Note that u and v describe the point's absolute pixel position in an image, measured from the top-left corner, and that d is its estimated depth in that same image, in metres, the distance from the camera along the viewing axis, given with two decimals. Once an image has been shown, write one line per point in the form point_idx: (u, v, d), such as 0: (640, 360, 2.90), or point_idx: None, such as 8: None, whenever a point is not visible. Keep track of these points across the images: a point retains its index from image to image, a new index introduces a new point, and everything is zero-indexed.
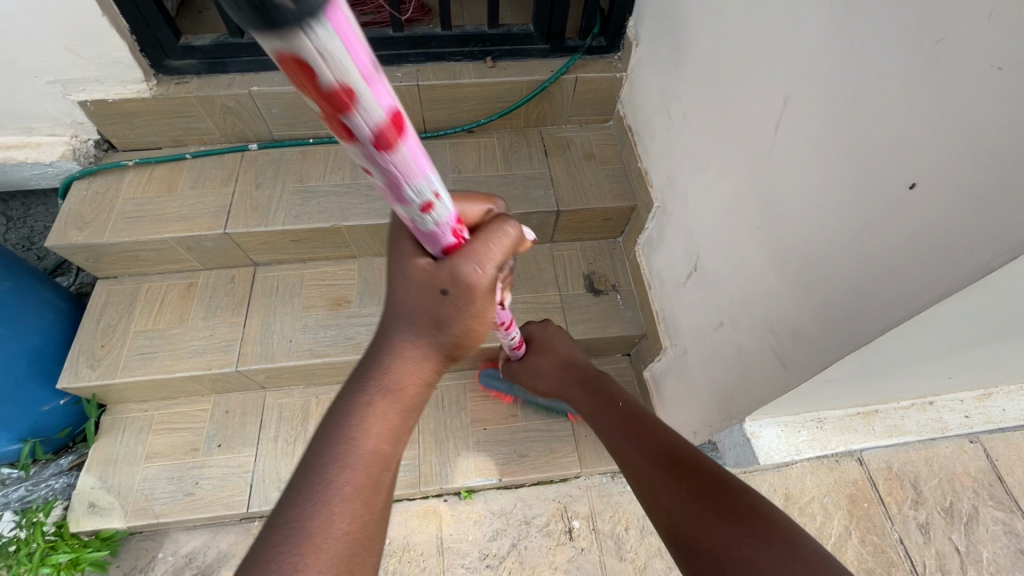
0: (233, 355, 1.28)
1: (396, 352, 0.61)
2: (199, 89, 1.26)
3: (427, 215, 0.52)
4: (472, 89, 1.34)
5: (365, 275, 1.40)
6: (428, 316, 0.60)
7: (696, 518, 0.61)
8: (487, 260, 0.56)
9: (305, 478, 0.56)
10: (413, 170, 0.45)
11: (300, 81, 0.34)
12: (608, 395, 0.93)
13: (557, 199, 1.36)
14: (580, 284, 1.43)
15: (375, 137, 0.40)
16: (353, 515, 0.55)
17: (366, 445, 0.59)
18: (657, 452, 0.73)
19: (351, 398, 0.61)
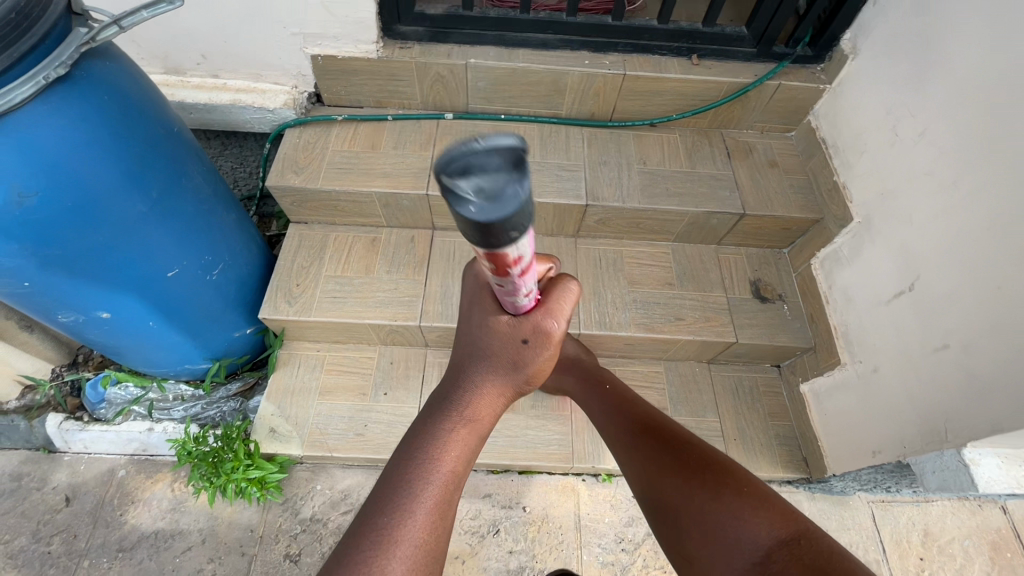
0: (415, 310, 1.35)
1: (473, 388, 0.68)
2: (420, 56, 1.33)
3: (523, 301, 0.58)
4: (673, 84, 1.36)
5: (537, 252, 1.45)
6: (505, 363, 0.66)
7: (667, 486, 0.80)
8: (562, 317, 0.63)
9: (390, 492, 0.61)
10: (529, 282, 0.53)
11: (487, 255, 0.43)
12: (600, 383, 1.14)
13: (742, 202, 1.37)
14: (747, 289, 1.43)
15: (519, 268, 0.47)
16: (431, 525, 0.60)
17: (444, 466, 0.64)
18: (631, 418, 0.98)
19: (431, 424, 0.67)
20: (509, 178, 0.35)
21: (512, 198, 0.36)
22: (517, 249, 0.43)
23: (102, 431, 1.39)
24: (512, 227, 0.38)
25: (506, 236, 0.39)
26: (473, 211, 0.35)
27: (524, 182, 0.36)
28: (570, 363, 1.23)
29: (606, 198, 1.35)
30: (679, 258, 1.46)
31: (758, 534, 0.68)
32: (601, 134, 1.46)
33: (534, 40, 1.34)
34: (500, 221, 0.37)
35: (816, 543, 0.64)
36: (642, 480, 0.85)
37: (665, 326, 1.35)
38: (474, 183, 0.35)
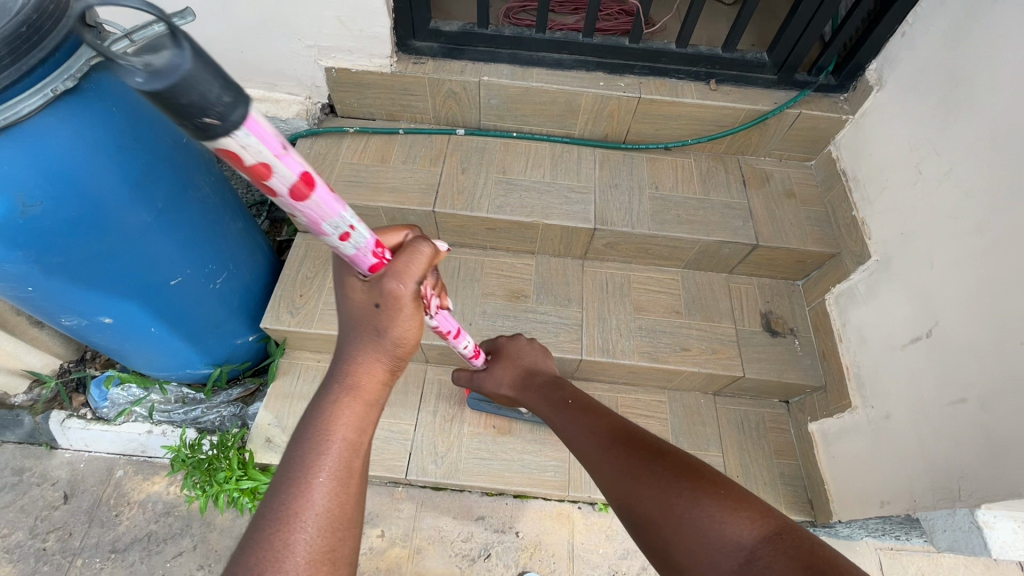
0: None
1: (355, 355, 0.67)
2: (433, 72, 1.32)
3: (349, 246, 0.67)
4: (689, 109, 1.34)
5: (543, 273, 1.43)
6: (370, 328, 0.67)
7: (641, 494, 0.71)
8: (406, 278, 0.64)
9: (286, 468, 0.59)
10: (326, 211, 0.61)
11: (233, 163, 0.51)
12: (558, 392, 1.01)
13: (756, 232, 1.33)
14: (757, 322, 1.38)
15: (290, 187, 0.56)
16: (332, 492, 0.58)
17: (336, 435, 0.62)
18: (597, 426, 0.87)
19: (319, 397, 0.65)
20: (176, 54, 0.42)
21: (179, 69, 0.41)
22: (254, 158, 0.51)
23: (102, 430, 1.40)
24: (203, 106, 0.43)
25: (203, 118, 0.44)
26: (141, 82, 0.41)
27: (187, 57, 0.42)
28: (532, 376, 1.10)
29: (615, 222, 1.32)
30: (688, 286, 1.43)
31: (740, 535, 0.60)
32: (614, 155, 1.43)
33: (549, 59, 1.32)
34: (174, 98, 0.42)
35: (803, 540, 0.58)
36: (613, 491, 0.75)
37: (670, 356, 1.32)
38: (146, 61, 0.41)
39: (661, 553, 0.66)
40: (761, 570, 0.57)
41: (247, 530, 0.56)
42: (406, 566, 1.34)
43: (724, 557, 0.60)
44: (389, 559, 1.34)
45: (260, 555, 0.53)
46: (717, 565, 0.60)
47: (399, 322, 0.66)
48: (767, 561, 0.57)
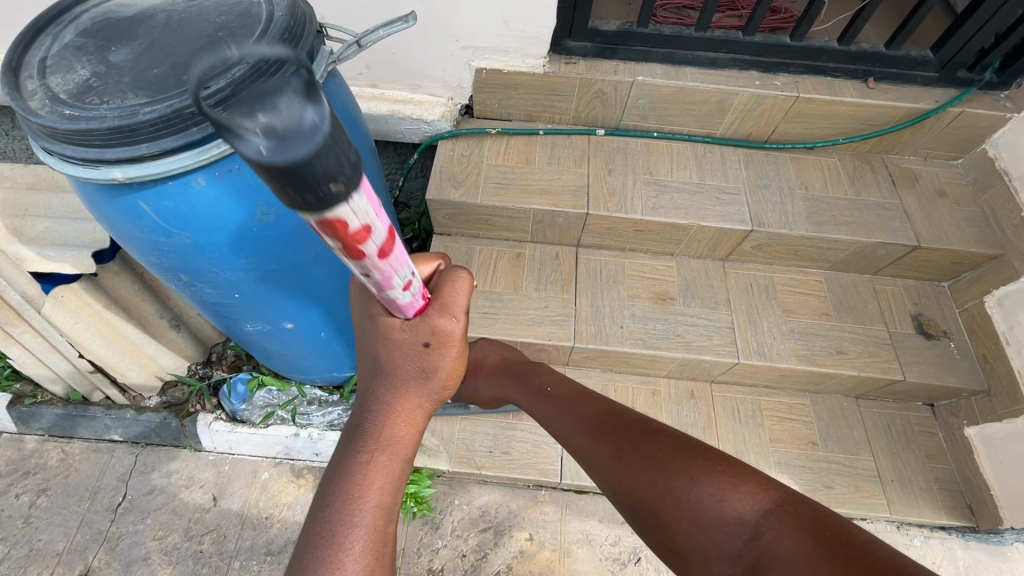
0: (568, 330, 1.32)
1: (388, 410, 0.64)
2: (587, 72, 1.30)
3: (405, 297, 0.57)
4: (846, 108, 1.32)
5: (685, 275, 1.41)
6: (414, 372, 0.64)
7: (631, 480, 0.67)
8: (454, 311, 0.63)
9: (315, 541, 0.55)
10: (400, 265, 0.51)
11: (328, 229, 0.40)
12: (535, 386, 0.99)
13: (916, 234, 1.30)
14: (909, 324, 1.36)
15: (378, 245, 0.45)
16: (365, 567, 0.55)
17: (370, 499, 0.59)
18: (584, 414, 0.83)
19: (346, 456, 0.61)
20: (303, 108, 0.33)
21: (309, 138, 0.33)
22: (360, 220, 0.41)
23: (249, 433, 1.40)
24: (333, 172, 0.35)
25: (325, 189, 0.35)
26: (260, 149, 0.32)
27: (319, 111, 0.34)
28: (508, 373, 1.08)
29: (771, 224, 1.31)
30: (833, 288, 1.40)
31: (741, 508, 0.57)
32: (757, 155, 1.41)
33: (703, 58, 1.31)
34: (308, 162, 0.33)
35: (808, 509, 0.55)
36: (607, 477, 0.72)
37: (827, 359, 1.30)
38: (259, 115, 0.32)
39: (669, 539, 0.62)
40: (768, 546, 0.53)
41: None
42: (558, 570, 1.31)
43: (727, 531, 0.56)
44: (541, 563, 1.32)
45: None
46: (722, 545, 0.56)
47: (450, 356, 0.64)
48: (773, 536, 0.53)
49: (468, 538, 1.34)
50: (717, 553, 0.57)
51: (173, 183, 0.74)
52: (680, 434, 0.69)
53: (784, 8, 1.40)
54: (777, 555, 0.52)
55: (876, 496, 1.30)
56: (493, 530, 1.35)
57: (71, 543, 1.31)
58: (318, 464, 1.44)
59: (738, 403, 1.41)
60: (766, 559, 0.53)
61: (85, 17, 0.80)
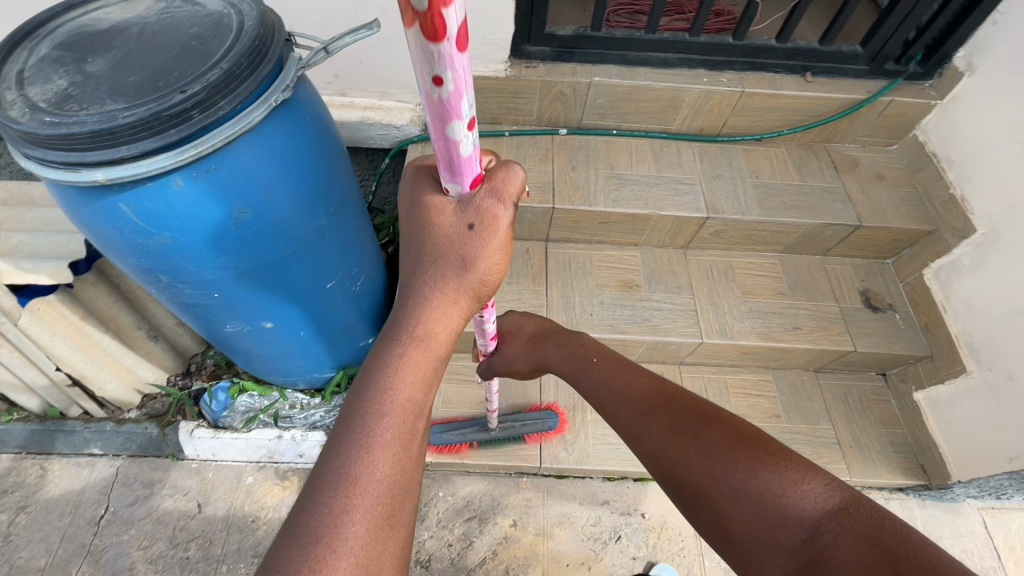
0: (541, 319, 1.38)
1: (427, 302, 0.67)
2: (546, 74, 1.38)
3: (464, 140, 0.55)
4: (788, 100, 1.42)
5: (650, 263, 1.49)
6: (455, 260, 0.66)
7: (684, 464, 0.65)
8: (504, 199, 0.64)
9: (348, 427, 0.57)
10: (467, 84, 0.50)
11: None
12: (574, 351, 0.93)
13: (857, 214, 1.40)
14: (858, 299, 1.46)
15: (456, 30, 0.44)
16: (393, 457, 0.56)
17: (401, 394, 0.61)
18: (629, 386, 0.79)
19: (384, 349, 0.65)
20: None
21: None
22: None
23: (232, 438, 1.43)
24: None
25: None
26: None
27: None
28: (548, 340, 0.99)
29: (725, 210, 1.39)
30: (787, 269, 1.50)
31: (803, 506, 0.57)
32: (710, 148, 1.51)
33: (655, 59, 1.40)
34: None
35: (870, 512, 0.54)
36: (653, 456, 0.70)
37: (784, 335, 1.39)
38: None
39: (716, 526, 0.62)
40: (827, 547, 0.53)
41: (301, 494, 0.54)
42: (542, 552, 1.36)
43: (785, 527, 0.56)
44: (525, 547, 1.36)
45: (313, 528, 0.50)
46: (778, 537, 0.57)
47: (492, 241, 0.65)
48: (832, 536, 0.54)
49: (454, 527, 1.37)
50: (769, 545, 0.57)
51: (152, 185, 0.78)
52: (740, 424, 0.66)
53: (726, 11, 1.50)
54: (837, 555, 0.52)
55: (837, 462, 1.38)
56: (477, 518, 1.39)
57: (53, 558, 1.30)
58: (302, 465, 1.47)
59: (706, 382, 1.48)
60: (825, 558, 0.53)
61: (60, 30, 0.84)
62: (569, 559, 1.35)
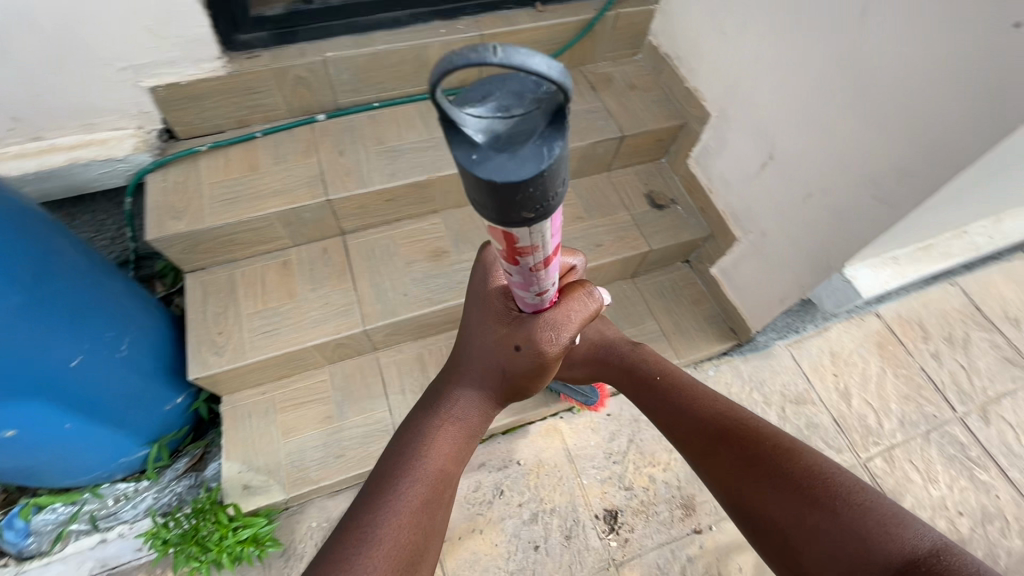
0: (355, 316, 1.33)
1: (462, 390, 0.84)
2: (272, 61, 1.26)
3: (534, 299, 0.69)
4: (527, 34, 1.44)
5: (453, 225, 1.48)
6: (500, 362, 0.81)
7: (757, 489, 0.71)
8: (566, 327, 0.75)
9: (386, 486, 0.71)
10: (545, 278, 0.61)
11: (505, 240, 0.48)
12: (644, 374, 1.00)
13: (618, 127, 1.50)
14: (644, 203, 1.59)
15: (540, 260, 0.54)
16: (414, 520, 0.68)
17: (432, 465, 0.75)
18: (698, 413, 0.86)
19: (426, 423, 0.81)
20: (541, 142, 0.36)
21: (532, 168, 0.35)
22: (539, 242, 0.48)
23: (45, 564, 1.26)
24: (534, 205, 0.39)
25: (522, 215, 0.39)
26: (476, 161, 0.35)
27: (556, 146, 0.36)
28: (608, 357, 1.10)
29: None
30: (579, 193, 1.58)
31: (886, 551, 0.58)
32: None
33: (384, 20, 1.33)
34: (515, 189, 0.36)
35: (960, 565, 0.55)
36: (723, 482, 0.76)
37: (589, 256, 1.47)
38: (491, 132, 0.35)
39: (784, 556, 0.66)
40: None
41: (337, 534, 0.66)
42: None
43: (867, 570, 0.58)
44: None
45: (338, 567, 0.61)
46: None
47: (540, 359, 0.78)
48: None
49: None
50: None
51: None
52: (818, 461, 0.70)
53: None
54: None
55: (664, 351, 1.53)
56: None
57: None
58: (141, 561, 1.28)
59: None
60: None
61: None
62: (460, 531, 1.38)
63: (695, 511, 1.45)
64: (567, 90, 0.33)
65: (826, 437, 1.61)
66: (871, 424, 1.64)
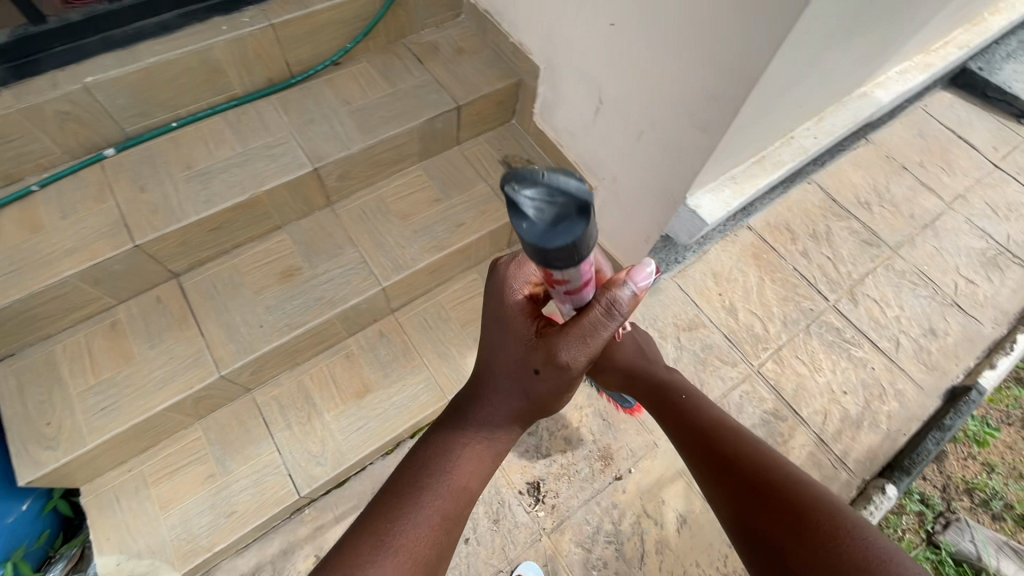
0: (208, 364, 1.20)
1: (488, 404, 0.83)
2: (17, 101, 1.06)
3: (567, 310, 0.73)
4: (327, 14, 1.30)
5: (300, 239, 1.37)
6: (522, 380, 0.80)
7: (765, 515, 0.68)
8: (584, 346, 0.72)
9: (407, 491, 0.73)
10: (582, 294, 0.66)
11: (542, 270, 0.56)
12: (667, 391, 0.97)
13: (452, 97, 1.42)
14: (501, 170, 1.53)
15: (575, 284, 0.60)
16: (428, 534, 0.70)
17: (455, 481, 0.76)
18: (711, 434, 0.83)
19: (452, 431, 0.82)
20: (574, 216, 0.46)
21: (564, 240, 0.46)
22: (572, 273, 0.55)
23: None
24: (565, 257, 0.49)
25: (553, 263, 0.50)
26: (525, 227, 0.46)
27: (579, 218, 0.46)
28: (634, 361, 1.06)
29: (330, 153, 1.29)
30: (433, 174, 1.50)
31: None
32: (291, 95, 1.36)
33: (148, 27, 1.15)
34: (552, 248, 0.46)
35: None
36: (730, 507, 0.73)
37: (452, 238, 1.41)
38: (542, 205, 0.44)
39: None
40: None
41: (354, 530, 0.71)
42: None
43: None
44: None
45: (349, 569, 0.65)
46: None
47: (563, 377, 0.77)
48: None
49: None
50: None
51: None
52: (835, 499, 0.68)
53: None
54: None
55: None
56: None
57: None
58: None
59: (422, 313, 1.48)
60: None
61: None
62: None
63: (613, 459, 1.48)
64: (588, 195, 0.45)
65: (721, 355, 1.69)
66: (758, 331, 1.74)
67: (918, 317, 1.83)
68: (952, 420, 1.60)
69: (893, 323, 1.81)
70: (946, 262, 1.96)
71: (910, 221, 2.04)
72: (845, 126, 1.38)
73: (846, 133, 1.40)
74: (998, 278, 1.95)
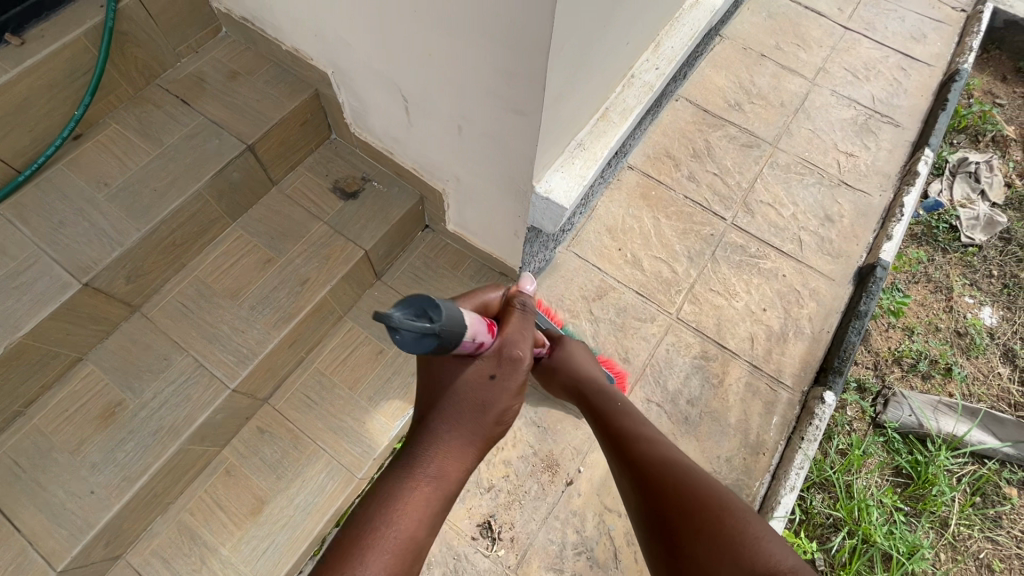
0: (36, 566, 0.95)
1: (437, 437, 0.68)
2: None
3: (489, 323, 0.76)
4: (24, 85, 0.98)
5: (112, 365, 1.10)
6: (476, 403, 0.70)
7: (665, 497, 0.74)
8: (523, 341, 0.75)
9: (347, 553, 0.58)
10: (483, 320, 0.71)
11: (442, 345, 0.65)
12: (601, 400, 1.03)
13: (239, 137, 1.16)
14: (335, 199, 1.30)
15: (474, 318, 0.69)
16: None
17: (402, 531, 0.61)
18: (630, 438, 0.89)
19: (398, 470, 0.66)
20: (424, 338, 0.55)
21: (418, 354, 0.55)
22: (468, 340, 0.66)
23: None
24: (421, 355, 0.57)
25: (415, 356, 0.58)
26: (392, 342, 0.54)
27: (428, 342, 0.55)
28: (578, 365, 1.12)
29: (99, 257, 1.02)
30: (255, 231, 1.25)
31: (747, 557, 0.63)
32: (25, 198, 1.05)
33: None
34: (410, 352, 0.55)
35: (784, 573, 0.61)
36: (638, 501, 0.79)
37: (300, 300, 1.19)
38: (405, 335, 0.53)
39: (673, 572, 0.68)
40: None
41: None
42: None
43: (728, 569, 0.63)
44: None
45: None
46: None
47: (508, 395, 0.72)
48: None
49: None
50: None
51: None
52: (712, 478, 0.76)
53: None
54: None
55: None
56: None
57: None
58: None
59: (301, 389, 1.28)
60: None
61: None
62: None
63: (559, 466, 1.38)
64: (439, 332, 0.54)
65: (637, 313, 1.59)
66: (667, 275, 1.65)
67: (812, 208, 1.80)
68: (866, 304, 1.57)
69: (791, 222, 1.77)
70: (824, 141, 1.93)
71: (781, 110, 1.98)
72: (684, 46, 1.24)
73: (689, 50, 1.25)
74: (874, 143, 1.94)
